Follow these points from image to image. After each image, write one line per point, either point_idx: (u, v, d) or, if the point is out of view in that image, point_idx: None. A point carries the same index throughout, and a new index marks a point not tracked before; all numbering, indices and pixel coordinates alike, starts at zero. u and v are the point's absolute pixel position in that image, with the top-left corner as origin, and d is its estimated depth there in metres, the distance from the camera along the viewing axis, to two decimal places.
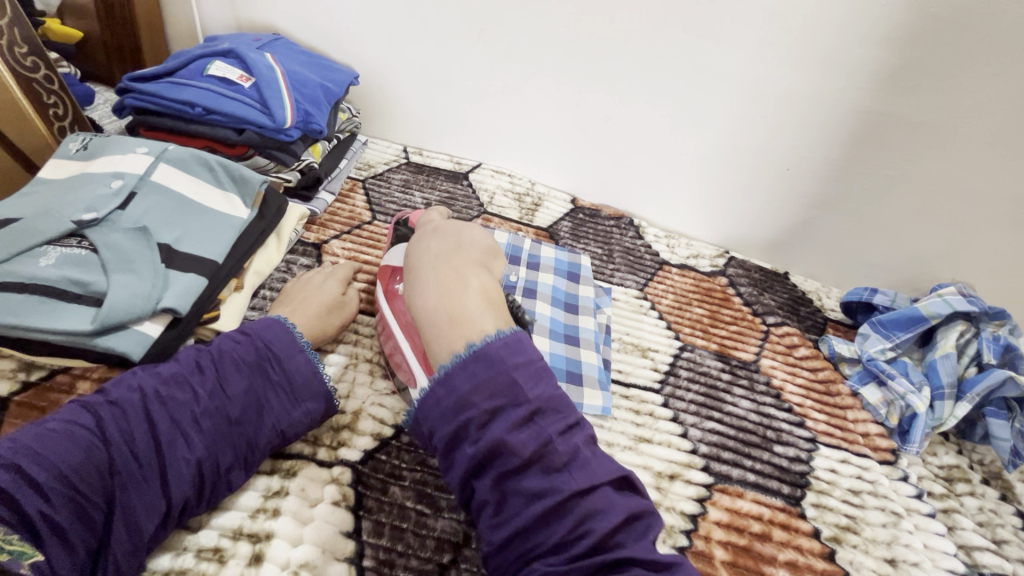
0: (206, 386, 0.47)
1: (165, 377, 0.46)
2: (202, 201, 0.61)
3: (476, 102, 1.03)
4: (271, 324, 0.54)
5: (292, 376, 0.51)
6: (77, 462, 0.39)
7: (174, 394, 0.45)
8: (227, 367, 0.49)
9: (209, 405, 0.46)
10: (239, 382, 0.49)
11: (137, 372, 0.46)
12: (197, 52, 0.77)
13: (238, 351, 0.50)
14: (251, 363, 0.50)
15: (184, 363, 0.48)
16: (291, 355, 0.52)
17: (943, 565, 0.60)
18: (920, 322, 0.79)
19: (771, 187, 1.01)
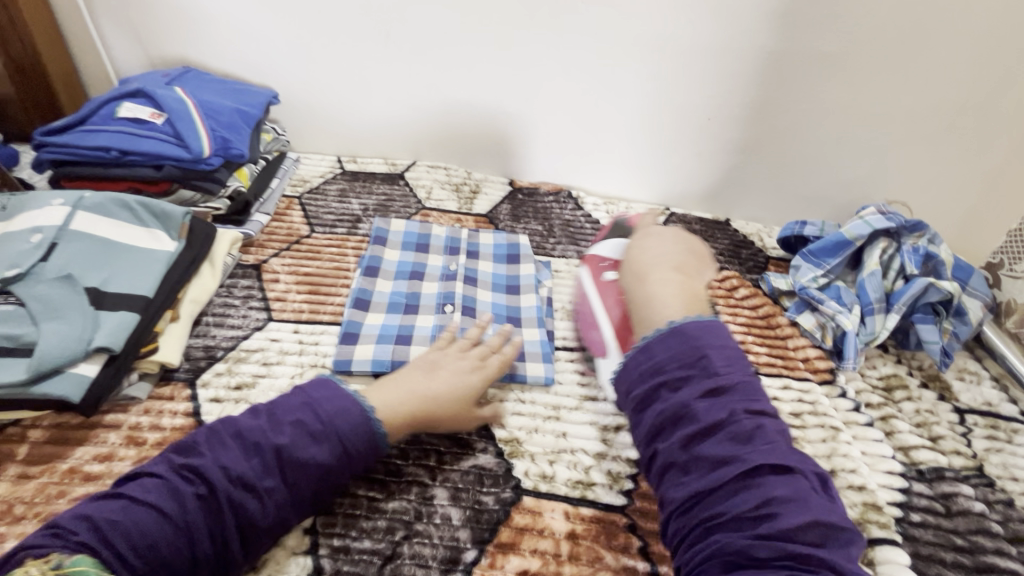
0: (277, 492, 0.46)
1: (240, 477, 0.45)
2: (126, 240, 0.63)
3: (398, 102, 1.05)
4: (350, 412, 0.51)
5: (359, 472, 0.51)
6: (161, 556, 0.41)
7: (247, 500, 0.45)
8: (298, 467, 0.47)
9: (278, 512, 0.46)
10: (311, 484, 0.48)
11: (213, 465, 0.45)
12: (107, 97, 0.78)
13: (315, 449, 0.48)
14: (325, 465, 0.48)
15: (260, 459, 0.46)
16: (364, 448, 0.50)
17: (881, 467, 0.64)
18: (846, 245, 0.83)
19: (697, 138, 1.03)
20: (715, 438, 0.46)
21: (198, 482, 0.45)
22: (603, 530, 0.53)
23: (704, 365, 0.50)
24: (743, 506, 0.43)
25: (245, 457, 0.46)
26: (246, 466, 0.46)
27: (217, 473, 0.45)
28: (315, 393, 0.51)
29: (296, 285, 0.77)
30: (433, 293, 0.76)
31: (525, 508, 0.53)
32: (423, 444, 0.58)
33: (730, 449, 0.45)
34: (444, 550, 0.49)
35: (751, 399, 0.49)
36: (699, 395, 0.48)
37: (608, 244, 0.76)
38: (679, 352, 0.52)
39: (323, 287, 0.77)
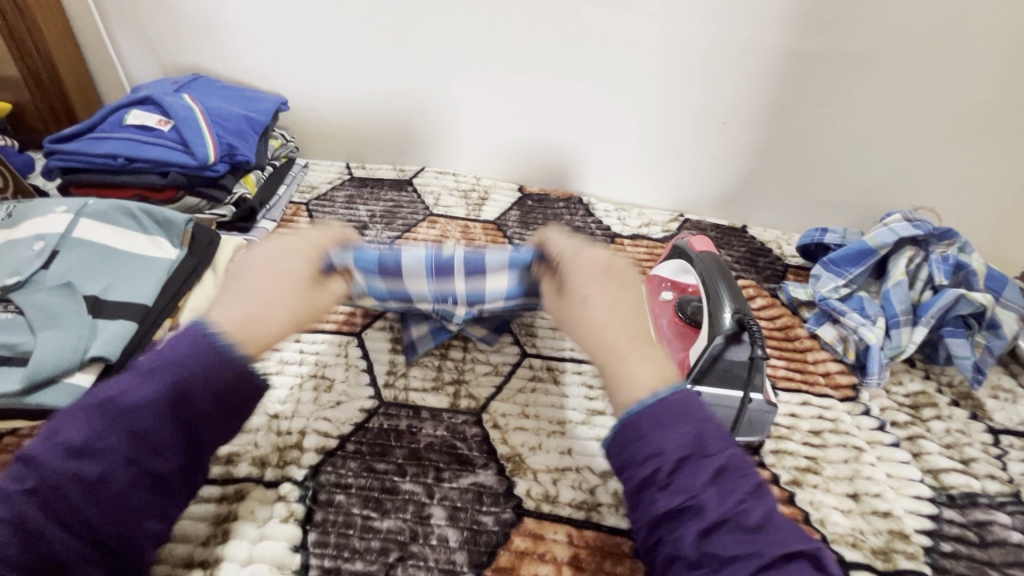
0: (119, 450, 0.36)
1: (73, 434, 0.36)
2: (128, 247, 0.63)
3: (407, 108, 1.04)
4: (191, 344, 0.41)
5: (217, 400, 0.40)
6: (10, 526, 0.33)
7: (76, 467, 0.35)
8: (130, 419, 0.37)
9: (122, 459, 0.36)
10: (169, 422, 0.38)
11: (50, 425, 0.37)
12: (116, 104, 0.78)
13: (145, 397, 0.37)
14: (171, 398, 0.38)
15: (94, 416, 0.37)
16: (215, 373, 0.40)
17: (908, 492, 0.60)
18: (869, 254, 0.78)
19: (712, 142, 1.00)
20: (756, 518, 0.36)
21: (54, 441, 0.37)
22: (608, 556, 0.50)
23: (689, 414, 0.40)
24: (738, 550, 0.35)
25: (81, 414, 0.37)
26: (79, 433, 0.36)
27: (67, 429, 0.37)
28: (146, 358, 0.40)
29: None
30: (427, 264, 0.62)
31: (526, 530, 0.51)
32: (422, 460, 0.56)
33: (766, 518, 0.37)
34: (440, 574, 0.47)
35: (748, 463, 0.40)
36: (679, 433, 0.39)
37: (667, 266, 0.72)
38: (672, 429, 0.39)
39: None
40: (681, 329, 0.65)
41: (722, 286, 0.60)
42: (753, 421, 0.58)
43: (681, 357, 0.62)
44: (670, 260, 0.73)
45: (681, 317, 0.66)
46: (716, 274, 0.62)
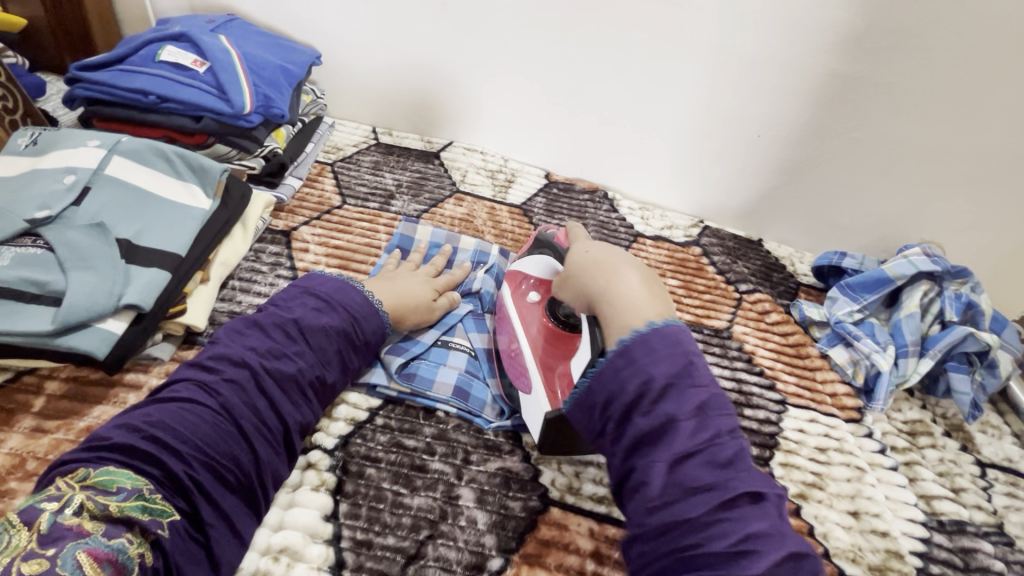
0: (303, 356, 0.50)
1: (265, 351, 0.49)
2: (161, 192, 0.60)
3: (442, 80, 1.01)
4: (354, 292, 0.57)
5: (366, 336, 0.56)
6: (208, 433, 0.43)
7: (277, 366, 0.49)
8: (316, 335, 0.52)
9: (312, 372, 0.51)
10: (330, 347, 0.53)
11: (238, 348, 0.49)
12: (147, 37, 0.74)
13: (323, 319, 0.53)
14: (338, 330, 0.53)
15: (276, 334, 0.50)
16: (368, 315, 0.56)
17: (903, 514, 0.63)
18: (885, 283, 0.81)
19: (742, 154, 1.01)
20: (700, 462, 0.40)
21: (229, 366, 0.47)
22: None
23: (693, 370, 0.44)
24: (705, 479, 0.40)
25: (258, 342, 0.50)
26: (267, 342, 0.50)
27: (249, 355, 0.48)
28: (312, 282, 0.57)
29: (326, 257, 0.74)
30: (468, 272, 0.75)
31: (551, 520, 0.52)
32: (450, 439, 0.56)
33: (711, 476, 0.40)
34: (469, 555, 0.48)
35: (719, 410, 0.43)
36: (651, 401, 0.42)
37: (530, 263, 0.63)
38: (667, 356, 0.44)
39: (353, 263, 0.74)
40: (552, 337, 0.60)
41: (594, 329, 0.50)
42: None
43: (558, 368, 0.56)
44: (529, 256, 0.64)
45: (552, 320, 0.60)
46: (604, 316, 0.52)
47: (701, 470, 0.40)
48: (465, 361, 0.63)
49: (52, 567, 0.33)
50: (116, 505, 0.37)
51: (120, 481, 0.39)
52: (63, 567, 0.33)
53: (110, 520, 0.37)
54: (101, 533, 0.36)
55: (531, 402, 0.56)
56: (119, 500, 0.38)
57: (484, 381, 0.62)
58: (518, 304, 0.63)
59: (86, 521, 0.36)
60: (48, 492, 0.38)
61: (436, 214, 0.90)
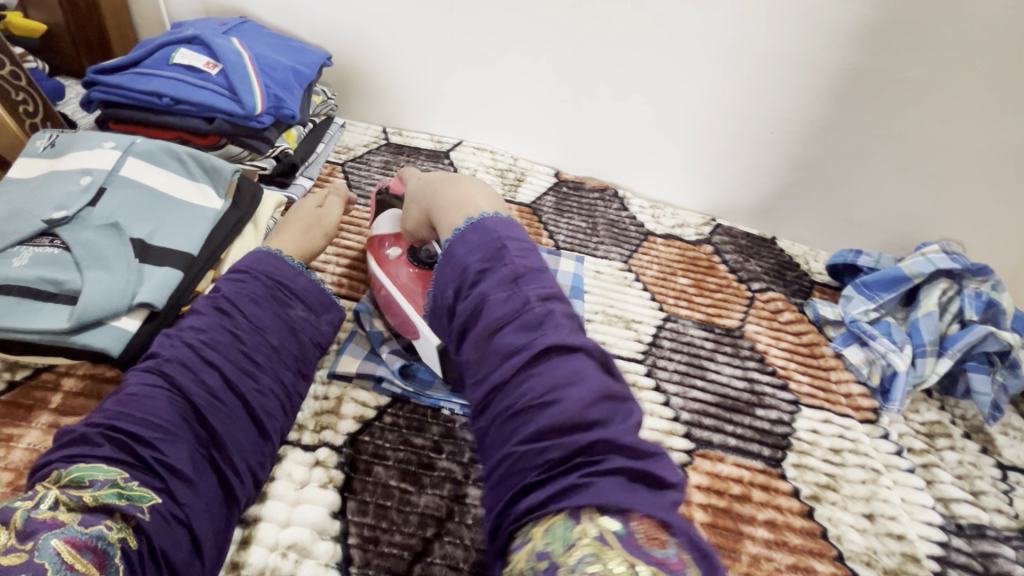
0: (240, 324, 0.50)
1: (198, 326, 0.49)
2: (174, 192, 0.61)
3: (453, 81, 1.01)
4: (273, 258, 0.56)
5: (303, 296, 0.56)
6: (164, 412, 0.43)
7: (217, 337, 0.48)
8: (246, 302, 0.52)
9: (255, 340, 0.50)
10: (265, 313, 0.52)
11: (174, 332, 0.48)
12: (162, 41, 0.75)
13: (249, 287, 0.53)
14: (266, 295, 0.53)
15: (208, 309, 0.50)
16: (295, 277, 0.56)
17: (920, 517, 0.62)
18: (903, 281, 0.79)
19: (754, 151, 0.99)
20: (510, 327, 0.39)
21: (172, 348, 0.47)
22: None
23: (506, 253, 0.42)
24: (542, 400, 0.36)
25: (188, 320, 0.49)
26: (202, 318, 0.50)
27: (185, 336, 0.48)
28: (233, 260, 0.56)
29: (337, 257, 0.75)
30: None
31: None
32: (458, 438, 0.56)
33: (523, 338, 0.38)
34: (475, 553, 0.48)
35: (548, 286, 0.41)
36: (501, 282, 0.41)
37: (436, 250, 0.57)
38: (480, 245, 0.43)
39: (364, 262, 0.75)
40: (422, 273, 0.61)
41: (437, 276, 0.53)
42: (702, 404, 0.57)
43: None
44: (387, 217, 0.64)
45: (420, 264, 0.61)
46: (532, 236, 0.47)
47: (544, 375, 0.37)
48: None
49: (31, 558, 0.33)
50: (91, 495, 0.38)
51: (92, 475, 0.39)
52: (41, 554, 0.33)
53: (88, 510, 0.37)
54: (78, 523, 0.36)
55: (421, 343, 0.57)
56: (93, 490, 0.38)
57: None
58: (378, 257, 0.63)
59: (61, 513, 0.36)
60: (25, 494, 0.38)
61: None
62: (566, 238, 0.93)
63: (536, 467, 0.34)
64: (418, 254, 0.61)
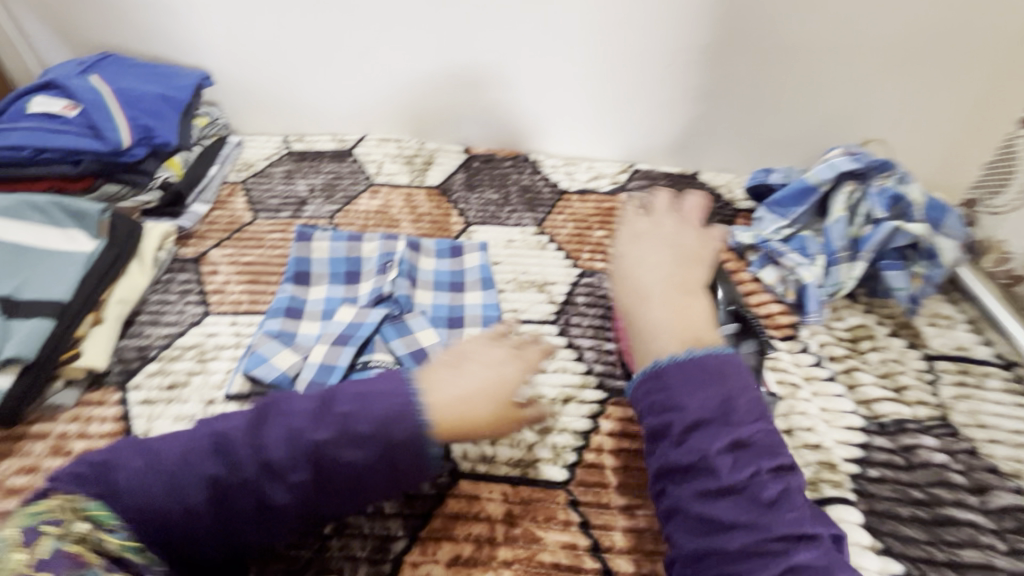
0: (295, 486, 0.41)
1: (266, 464, 0.41)
2: (41, 244, 0.61)
3: (345, 74, 0.98)
4: (409, 421, 0.42)
5: (403, 458, 0.42)
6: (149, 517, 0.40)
7: (235, 496, 0.41)
8: (335, 462, 0.41)
9: (301, 502, 0.42)
10: (349, 473, 0.42)
11: (244, 442, 0.41)
12: (16, 92, 0.75)
13: (338, 436, 0.41)
14: (375, 456, 0.42)
15: (297, 444, 0.41)
16: (413, 434, 0.42)
17: (840, 424, 0.61)
18: (810, 192, 0.78)
19: (656, 87, 0.96)
20: (695, 473, 0.41)
21: (220, 459, 0.41)
22: (540, 511, 0.51)
23: (720, 392, 0.43)
24: (734, 518, 0.39)
25: (272, 446, 0.41)
26: (282, 452, 0.41)
27: (244, 451, 0.41)
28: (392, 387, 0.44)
29: (237, 275, 0.74)
30: (374, 256, 0.74)
31: (460, 492, 0.52)
32: None
33: (712, 471, 0.40)
34: (374, 541, 0.48)
35: (732, 422, 0.42)
36: (663, 422, 0.43)
37: None
38: (704, 384, 0.43)
39: (263, 278, 0.74)
40: None
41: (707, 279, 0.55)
42: None
43: None
44: None
45: None
46: (709, 252, 0.56)
47: (715, 494, 0.40)
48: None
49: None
50: (98, 540, 0.38)
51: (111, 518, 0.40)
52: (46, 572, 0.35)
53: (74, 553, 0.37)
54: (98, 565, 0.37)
55: None
56: (116, 538, 0.39)
57: None
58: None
59: (88, 552, 0.37)
60: (48, 512, 0.39)
61: (350, 212, 0.89)
62: (477, 213, 0.91)
63: (723, 557, 0.38)
64: None
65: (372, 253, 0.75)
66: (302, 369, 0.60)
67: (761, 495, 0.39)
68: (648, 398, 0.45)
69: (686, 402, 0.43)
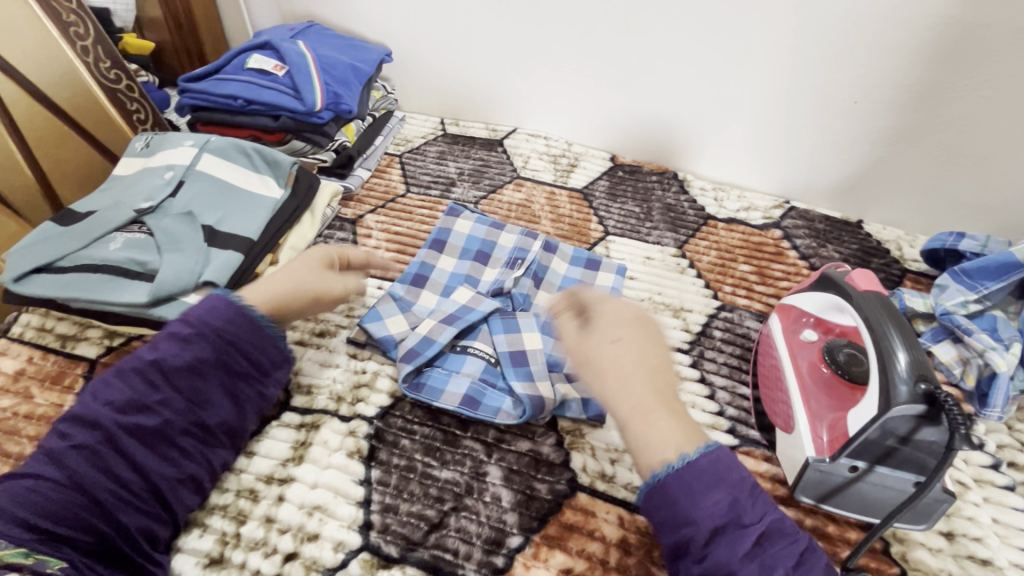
0: (174, 404, 0.45)
1: (122, 405, 0.43)
2: (241, 185, 0.68)
3: (510, 68, 0.99)
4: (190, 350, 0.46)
5: (255, 361, 0.49)
6: (65, 501, 0.39)
7: (150, 418, 0.44)
8: (181, 376, 0.46)
9: (185, 420, 0.45)
10: (206, 387, 0.47)
11: (91, 406, 0.43)
12: (237, 48, 0.84)
13: (175, 355, 0.46)
14: (212, 363, 0.47)
15: (136, 384, 0.44)
16: (254, 342, 0.49)
17: (1016, 543, 0.53)
18: (1013, 269, 0.67)
19: (836, 123, 0.86)
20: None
21: (82, 430, 0.42)
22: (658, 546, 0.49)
23: (730, 504, 0.39)
24: None
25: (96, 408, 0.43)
26: (126, 393, 0.44)
27: (94, 415, 0.43)
28: (194, 308, 0.49)
29: (386, 242, 0.79)
30: (509, 247, 0.75)
31: (578, 504, 0.51)
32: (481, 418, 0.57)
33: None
34: (489, 530, 0.49)
35: (760, 530, 0.39)
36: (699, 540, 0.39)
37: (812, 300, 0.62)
38: (686, 496, 0.40)
39: (411, 248, 0.78)
40: (827, 378, 0.57)
41: (894, 332, 0.48)
42: (808, 479, 0.52)
43: (829, 417, 0.53)
44: (819, 292, 0.61)
45: (828, 365, 0.58)
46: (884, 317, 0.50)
47: None
48: (482, 368, 0.59)
49: None
50: (7, 550, 0.37)
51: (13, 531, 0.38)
52: None
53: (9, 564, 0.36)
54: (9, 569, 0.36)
55: (791, 444, 0.55)
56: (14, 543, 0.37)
57: (446, 372, 0.59)
58: (790, 342, 0.62)
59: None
60: None
61: (495, 200, 0.91)
62: (616, 223, 0.89)
63: None
64: (823, 350, 0.59)
65: (508, 244, 0.75)
66: (407, 336, 0.61)
67: (778, 566, 0.38)
68: (658, 512, 0.41)
69: (696, 514, 0.39)
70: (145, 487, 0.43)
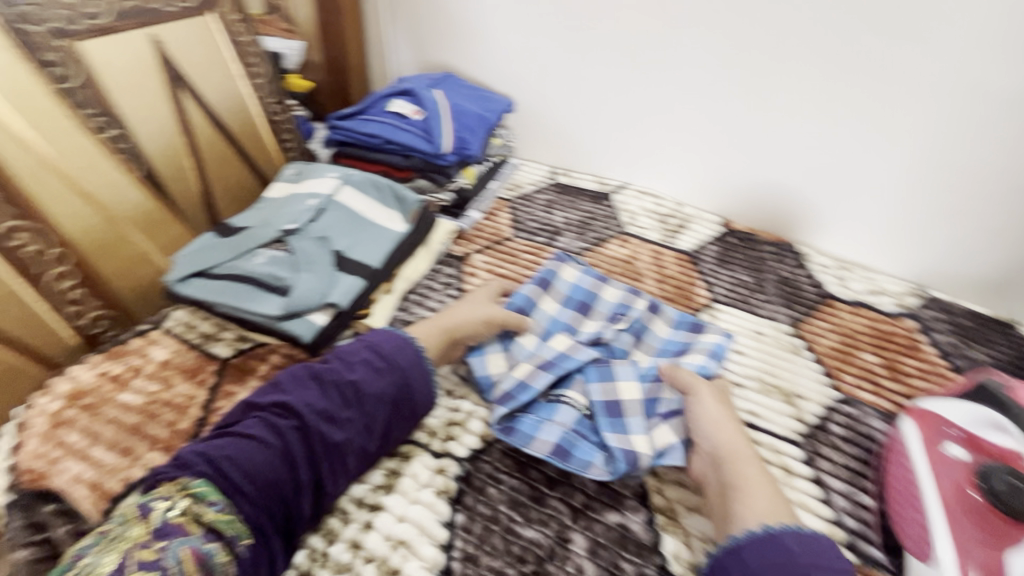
0: (353, 424, 0.52)
1: (321, 410, 0.51)
2: (371, 217, 0.74)
3: (629, 126, 1.01)
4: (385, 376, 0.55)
5: (417, 404, 0.56)
6: (267, 476, 0.47)
7: (334, 430, 0.51)
8: (368, 401, 0.53)
9: (357, 441, 0.52)
10: (378, 416, 0.53)
11: (295, 398, 0.52)
12: (382, 93, 0.93)
13: (369, 380, 0.54)
14: (390, 399, 0.54)
15: (333, 396, 0.52)
16: (421, 382, 0.57)
17: None
18: None
19: (993, 212, 0.78)
20: None
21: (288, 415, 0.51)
22: None
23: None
24: None
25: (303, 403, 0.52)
26: (325, 400, 0.52)
27: (298, 408, 0.51)
28: (377, 337, 0.58)
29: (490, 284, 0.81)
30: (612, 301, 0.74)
31: None
32: (569, 479, 0.55)
33: None
34: None
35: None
36: None
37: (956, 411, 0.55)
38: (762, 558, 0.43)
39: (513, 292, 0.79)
40: (977, 504, 0.49)
41: None
42: None
43: (982, 555, 0.47)
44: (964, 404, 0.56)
45: (978, 489, 0.49)
46: None
47: None
48: (573, 418, 0.58)
49: (161, 558, 0.41)
50: (212, 516, 0.44)
51: (214, 495, 0.46)
52: (171, 559, 0.41)
53: (206, 529, 0.44)
54: (199, 535, 0.43)
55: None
56: (215, 511, 0.45)
57: (537, 420, 0.58)
58: (931, 457, 0.54)
59: (189, 523, 0.44)
60: (163, 493, 0.45)
61: (599, 254, 0.91)
62: (725, 291, 0.85)
63: None
64: (976, 472, 0.50)
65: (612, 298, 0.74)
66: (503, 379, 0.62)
67: None
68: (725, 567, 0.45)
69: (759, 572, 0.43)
70: (320, 486, 0.50)
